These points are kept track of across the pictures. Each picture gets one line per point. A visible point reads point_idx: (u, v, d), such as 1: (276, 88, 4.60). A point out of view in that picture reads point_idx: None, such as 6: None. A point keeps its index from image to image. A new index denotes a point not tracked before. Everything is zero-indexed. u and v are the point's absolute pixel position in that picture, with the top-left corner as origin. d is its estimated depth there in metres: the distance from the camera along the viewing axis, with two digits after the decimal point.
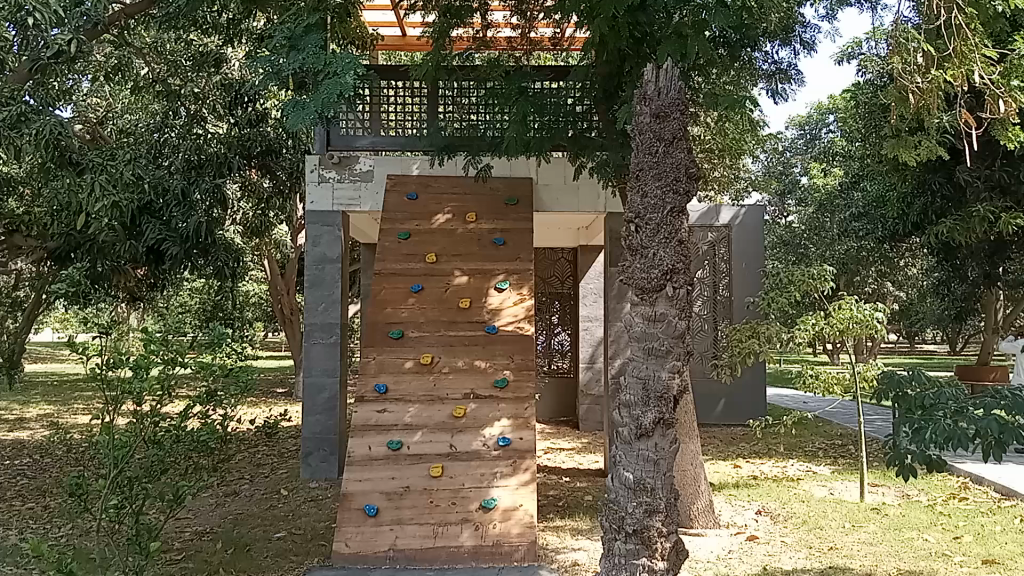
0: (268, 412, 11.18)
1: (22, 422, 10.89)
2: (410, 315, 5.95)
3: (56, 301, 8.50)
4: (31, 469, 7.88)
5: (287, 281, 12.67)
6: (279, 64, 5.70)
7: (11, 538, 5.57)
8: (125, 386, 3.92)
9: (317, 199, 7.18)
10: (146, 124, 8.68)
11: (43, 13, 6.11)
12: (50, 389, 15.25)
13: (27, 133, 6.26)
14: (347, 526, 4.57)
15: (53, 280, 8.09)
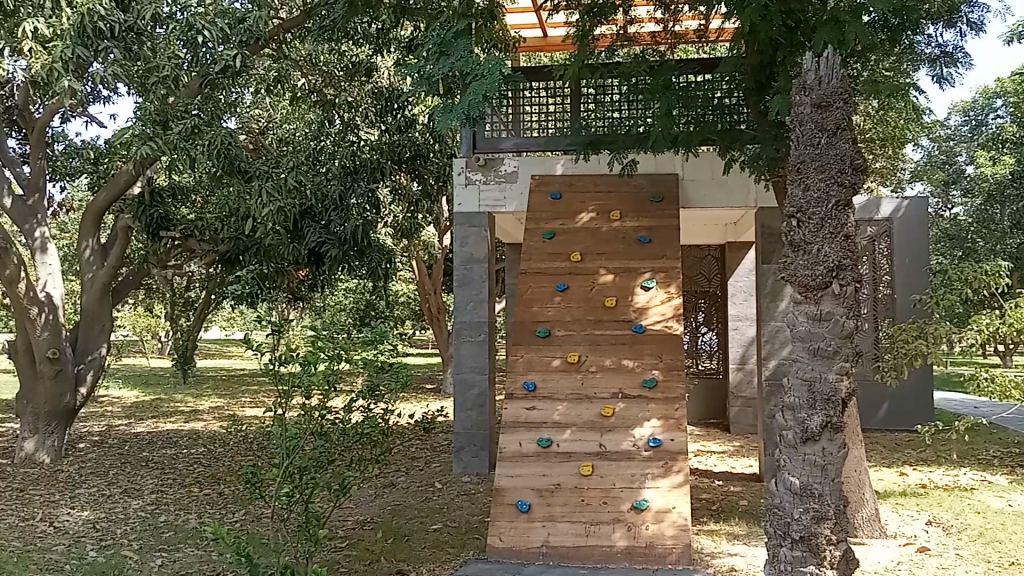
0: (425, 407, 11.55)
1: (196, 414, 11.71)
2: (556, 314, 5.99)
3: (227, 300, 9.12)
4: (206, 458, 8.46)
5: (434, 281, 13.02)
6: (430, 71, 5.85)
7: (192, 521, 6.00)
8: (294, 381, 4.20)
9: (464, 200, 7.33)
10: (304, 134, 9.23)
11: (213, 30, 6.79)
12: (220, 383, 16.35)
13: (200, 144, 6.74)
14: (501, 521, 4.66)
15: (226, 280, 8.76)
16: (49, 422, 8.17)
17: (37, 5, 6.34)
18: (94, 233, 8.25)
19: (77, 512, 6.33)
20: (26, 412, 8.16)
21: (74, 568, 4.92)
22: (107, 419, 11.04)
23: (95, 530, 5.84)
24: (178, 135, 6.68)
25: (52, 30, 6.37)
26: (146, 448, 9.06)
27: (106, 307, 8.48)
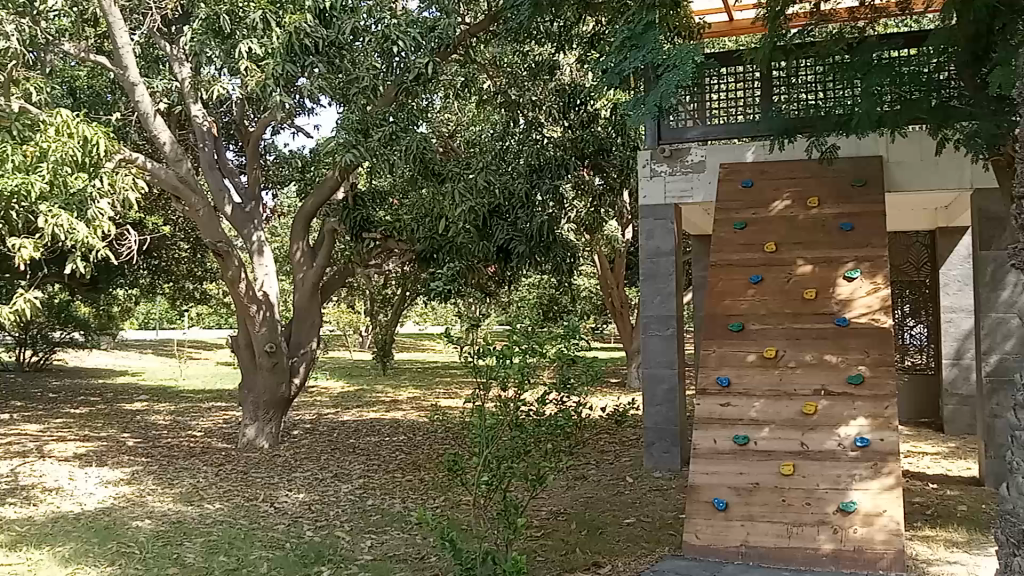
0: (618, 401, 11.58)
1: (394, 404, 12.37)
2: (751, 307, 5.81)
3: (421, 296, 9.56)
4: (407, 446, 8.92)
5: (618, 275, 12.99)
6: (622, 64, 5.78)
7: (397, 505, 6.35)
8: (492, 374, 4.33)
9: (649, 192, 7.26)
10: (490, 134, 9.25)
11: (407, 40, 7.19)
12: (414, 375, 17.17)
13: (398, 149, 7.16)
14: (698, 518, 4.58)
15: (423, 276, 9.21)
16: (268, 410, 8.97)
17: (251, 27, 6.91)
18: (304, 236, 8.90)
19: (294, 494, 6.86)
20: (248, 400, 8.99)
21: (295, 545, 5.35)
22: (317, 408, 11.90)
23: (311, 510, 6.31)
24: (378, 142, 7.13)
25: (264, 49, 6.90)
26: (352, 436, 9.69)
27: (316, 304, 9.11)
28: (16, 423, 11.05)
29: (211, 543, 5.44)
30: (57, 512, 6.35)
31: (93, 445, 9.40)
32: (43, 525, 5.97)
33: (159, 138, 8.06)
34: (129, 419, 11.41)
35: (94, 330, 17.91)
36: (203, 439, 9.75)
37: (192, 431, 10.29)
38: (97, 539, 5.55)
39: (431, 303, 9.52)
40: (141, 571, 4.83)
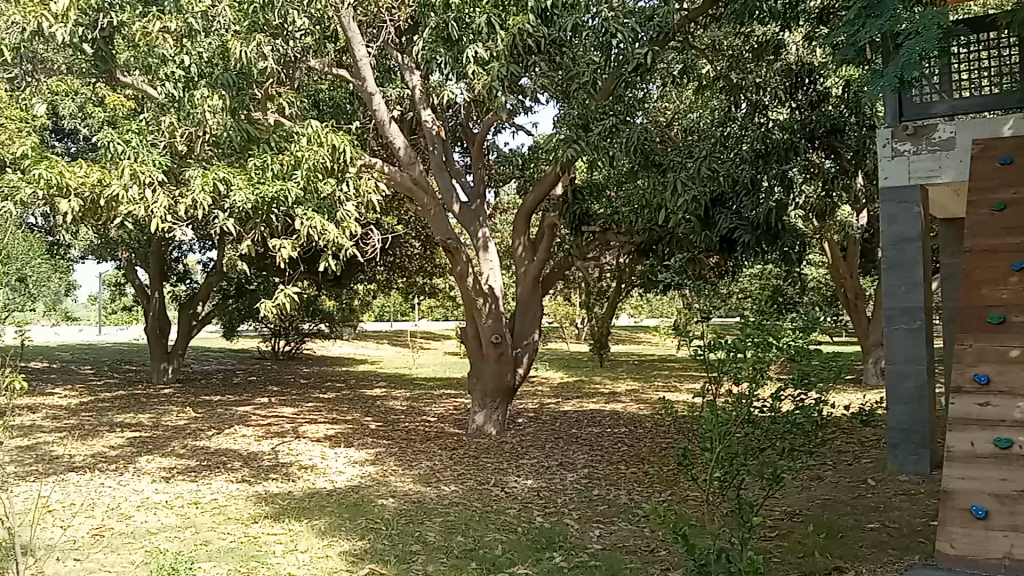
0: (864, 398, 10.84)
1: (615, 396, 12.45)
2: (1013, 297, 5.27)
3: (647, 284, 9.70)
4: (630, 438, 8.96)
5: (851, 265, 12.32)
6: (858, 36, 5.41)
7: (623, 496, 6.42)
8: (721, 368, 4.25)
9: (892, 174, 6.77)
10: (708, 121, 9.14)
11: (625, 32, 7.15)
12: (634, 368, 17.19)
13: (619, 141, 7.15)
14: (953, 526, 4.23)
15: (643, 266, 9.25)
16: (495, 399, 9.37)
17: (477, 32, 7.23)
18: (525, 232, 9.20)
19: (523, 480, 7.11)
20: (476, 389, 9.43)
21: (526, 530, 5.54)
22: (540, 398, 12.23)
23: (540, 497, 6.51)
24: (598, 135, 7.14)
25: (489, 52, 7.12)
26: (574, 426, 9.87)
27: (538, 296, 9.37)
28: (275, 406, 12.28)
29: (449, 523, 5.76)
30: (313, 488, 7.00)
31: (340, 427, 10.25)
32: (302, 499, 6.60)
33: (394, 143, 8.65)
34: (369, 404, 12.32)
35: (337, 322, 19.50)
36: (436, 424, 10.33)
37: (426, 416, 10.94)
38: (348, 514, 6.05)
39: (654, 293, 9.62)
40: (388, 547, 5.20)
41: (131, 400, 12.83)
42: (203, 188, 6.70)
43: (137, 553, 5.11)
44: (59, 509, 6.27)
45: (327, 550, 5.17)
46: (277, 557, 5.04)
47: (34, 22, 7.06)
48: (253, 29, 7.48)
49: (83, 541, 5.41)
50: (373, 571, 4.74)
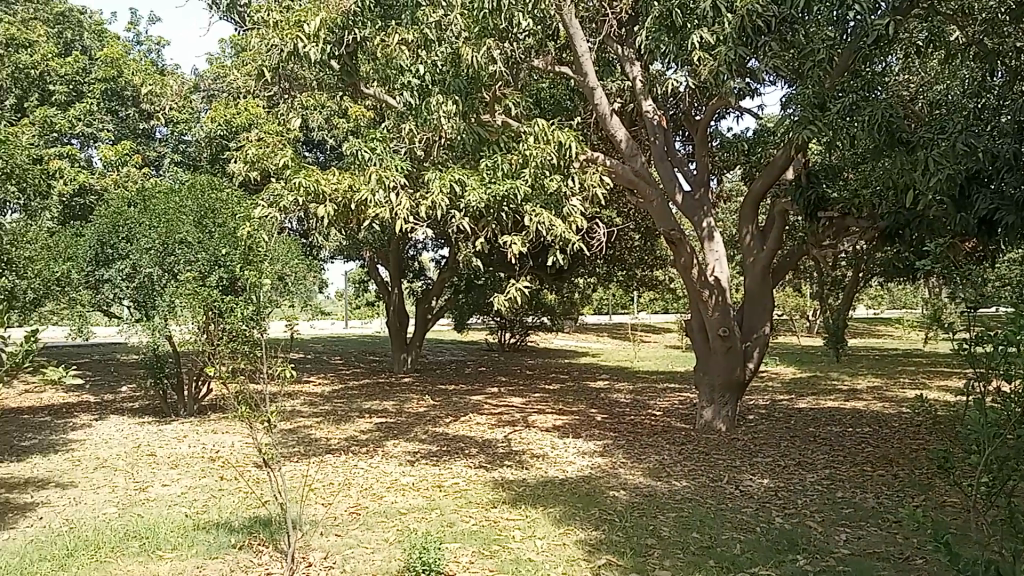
0: None
1: (854, 392, 11.75)
2: None
3: (898, 265, 9.06)
4: (874, 438, 8.42)
5: None
6: None
7: (869, 501, 6.06)
8: (989, 363, 3.85)
9: None
10: (961, 92, 8.33)
11: (864, 2, 6.48)
12: (873, 362, 16.12)
13: (859, 119, 6.66)
14: None
15: (892, 252, 8.53)
16: (724, 394, 9.15)
17: (702, 16, 7.03)
18: (753, 221, 9.00)
19: (758, 478, 6.88)
20: (704, 384, 9.27)
21: (764, 530, 5.36)
22: (771, 393, 11.80)
23: (777, 497, 6.28)
24: (837, 114, 6.71)
25: (715, 36, 6.91)
26: (810, 423, 9.42)
27: (768, 288, 9.04)
28: (505, 396, 12.75)
29: (683, 519, 5.69)
30: (546, 476, 7.19)
31: (567, 419, 10.42)
32: (536, 486, 6.79)
33: (616, 136, 8.61)
34: (594, 396, 12.42)
35: (559, 315, 19.85)
36: (662, 418, 10.24)
37: (652, 410, 10.87)
38: (582, 504, 6.14)
39: (907, 274, 9.00)
40: (622, 538, 5.22)
41: (374, 388, 13.82)
42: (441, 189, 7.08)
43: (389, 532, 5.49)
44: (321, 486, 6.87)
45: (563, 538, 5.28)
46: (516, 542, 5.23)
47: (291, 44, 7.79)
48: (483, 34, 7.77)
49: (343, 517, 5.89)
50: (609, 562, 4.77)
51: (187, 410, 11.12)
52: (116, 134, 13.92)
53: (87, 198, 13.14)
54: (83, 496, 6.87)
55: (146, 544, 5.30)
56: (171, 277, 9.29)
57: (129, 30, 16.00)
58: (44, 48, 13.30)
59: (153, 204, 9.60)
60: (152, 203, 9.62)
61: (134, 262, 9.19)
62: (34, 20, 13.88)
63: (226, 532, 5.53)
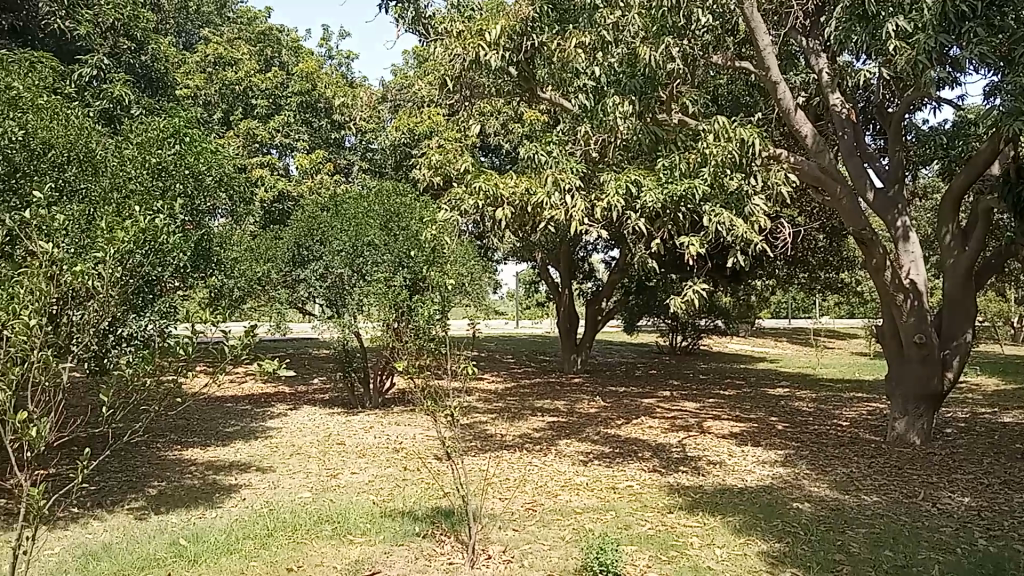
0: None
1: None
2: None
3: None
4: None
5: None
6: None
7: None
8: None
9: None
10: None
11: None
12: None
13: None
14: None
15: None
16: (918, 405, 8.54)
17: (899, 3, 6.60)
18: (953, 220, 8.34)
19: (958, 496, 6.37)
20: (896, 394, 8.69)
21: (968, 553, 4.95)
22: (972, 405, 10.90)
23: (980, 517, 5.79)
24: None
25: (913, 24, 6.46)
26: (1018, 441, 8.62)
27: (970, 294, 8.36)
28: (678, 400, 12.53)
29: (874, 536, 5.37)
30: (724, 484, 7.00)
31: (745, 425, 10.10)
32: (714, 494, 6.63)
33: (801, 131, 8.23)
34: (773, 403, 11.96)
35: (734, 319, 19.27)
36: (849, 429, 9.69)
37: (837, 420, 10.32)
38: (764, 515, 5.93)
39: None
40: (808, 553, 5.00)
41: (546, 387, 13.97)
42: (617, 191, 7.05)
43: (565, 530, 5.54)
44: (498, 482, 7.04)
45: (744, 548, 5.13)
46: (695, 549, 5.13)
47: (473, 52, 8.01)
48: (661, 33, 7.67)
49: (520, 513, 6.00)
50: None
51: (372, 402, 11.72)
52: (311, 143, 14.91)
53: (284, 203, 14.16)
54: (282, 480, 7.40)
55: (338, 528, 5.63)
56: (360, 277, 9.81)
57: (322, 45, 17.09)
58: (249, 66, 14.45)
59: (344, 208, 10.19)
60: (343, 208, 10.20)
61: (327, 264, 9.81)
62: (240, 39, 15.07)
63: (411, 521, 5.77)
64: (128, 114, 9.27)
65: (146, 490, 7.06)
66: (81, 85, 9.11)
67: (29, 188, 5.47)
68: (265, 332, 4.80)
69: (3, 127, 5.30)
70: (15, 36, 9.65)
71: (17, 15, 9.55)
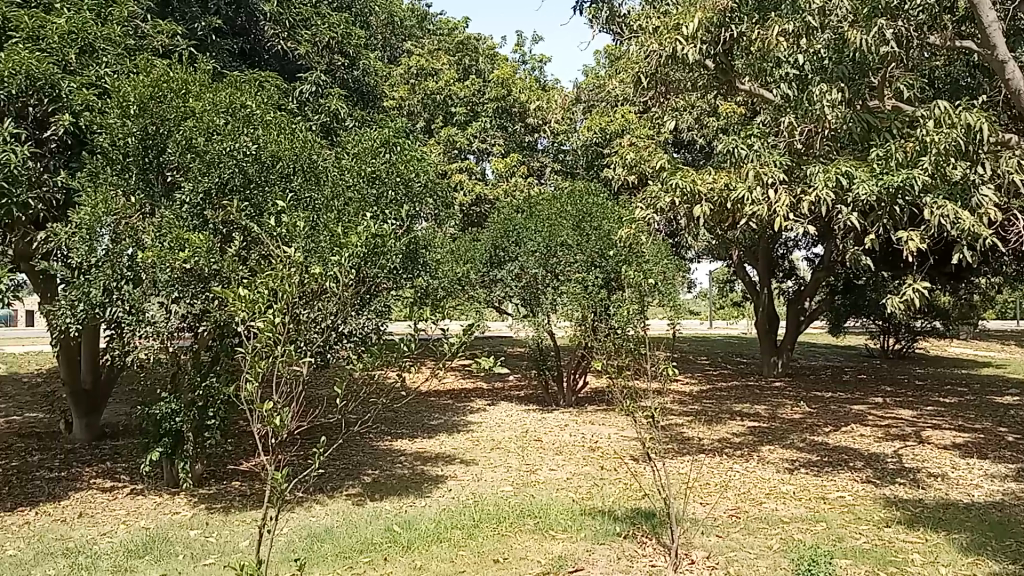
0: None
1: None
2: None
3: None
4: None
5: None
6: None
7: None
8: None
9: None
10: None
11: None
12: None
13: None
14: None
15: None
16: None
17: None
18: None
19: None
20: None
21: None
22: None
23: None
24: None
25: None
26: None
27: None
28: (891, 407, 11.72)
29: None
30: (947, 498, 6.47)
31: (970, 436, 9.27)
32: (936, 509, 6.14)
33: None
34: (1003, 413, 10.90)
35: (954, 320, 17.73)
36: None
37: None
38: (995, 534, 5.42)
39: None
40: None
41: (743, 390, 13.54)
42: (825, 184, 6.71)
43: (772, 539, 5.34)
44: (698, 485, 6.90)
45: (973, 569, 4.71)
46: (916, 566, 4.78)
47: (670, 48, 7.88)
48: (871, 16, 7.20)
49: (724, 519, 5.86)
50: None
51: (566, 401, 11.85)
52: (506, 147, 15.31)
53: (481, 206, 14.66)
54: (484, 473, 7.66)
55: (541, 523, 5.75)
56: (554, 277, 9.95)
57: (516, 51, 17.49)
58: (448, 75, 15.06)
59: (538, 210, 10.37)
60: (537, 209, 10.40)
61: (522, 264, 10.05)
62: (439, 51, 15.76)
63: (612, 520, 5.79)
64: (343, 126, 9.96)
65: (362, 478, 7.54)
66: (303, 101, 9.87)
67: (262, 197, 6.02)
68: (482, 325, 5.13)
69: (237, 141, 5.93)
70: (245, 58, 10.53)
71: (246, 39, 10.38)
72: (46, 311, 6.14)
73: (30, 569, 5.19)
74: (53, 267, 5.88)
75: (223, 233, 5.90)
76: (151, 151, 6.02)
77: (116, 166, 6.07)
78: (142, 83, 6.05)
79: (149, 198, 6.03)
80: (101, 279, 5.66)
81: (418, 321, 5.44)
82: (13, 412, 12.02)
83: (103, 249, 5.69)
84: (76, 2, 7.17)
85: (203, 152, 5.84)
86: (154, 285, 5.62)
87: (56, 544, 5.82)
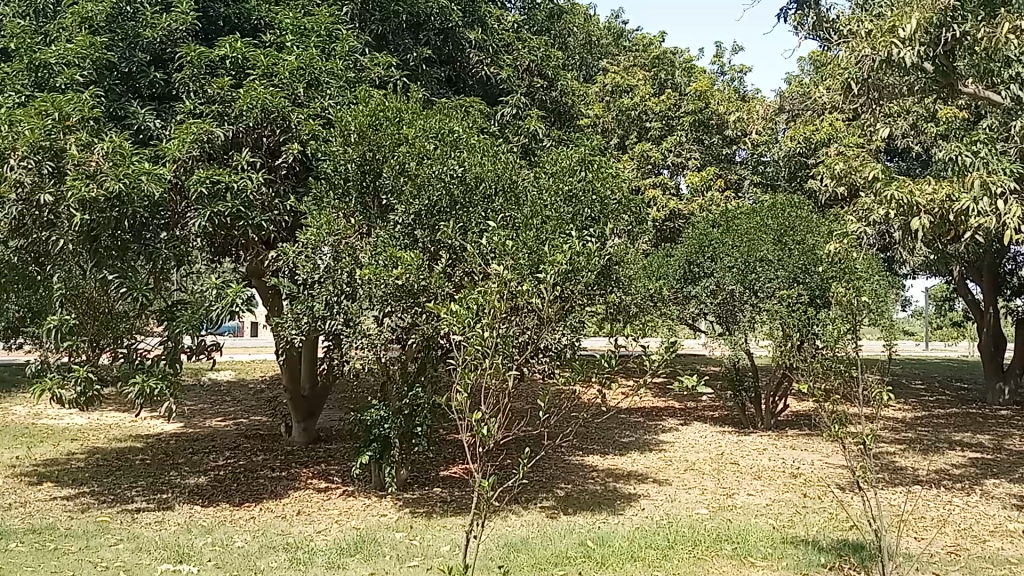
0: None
1: None
2: None
3: None
4: None
5: None
6: None
7: None
8: None
9: None
10: None
11: None
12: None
13: None
14: None
15: None
16: None
17: None
18: None
19: None
20: None
21: None
22: None
23: None
24: None
25: None
26: None
27: None
28: None
29: None
30: None
31: None
32: None
33: None
34: None
35: None
36: None
37: None
38: None
39: None
40: None
41: (964, 419, 12.45)
42: None
43: None
44: (912, 519, 6.42)
45: None
46: None
47: (884, 52, 7.18)
48: None
49: (942, 557, 5.41)
50: None
51: (764, 422, 11.42)
52: (702, 161, 15.01)
53: (676, 221, 14.52)
54: (678, 494, 7.54)
55: (739, 549, 5.59)
56: (753, 294, 9.66)
57: (714, 61, 17.16)
58: (643, 91, 15.05)
59: (736, 225, 10.11)
60: (736, 224, 10.14)
61: (719, 280, 9.86)
62: (635, 67, 15.79)
63: (816, 550, 5.52)
64: (541, 146, 10.21)
65: (557, 491, 7.65)
66: (504, 123, 10.21)
67: (467, 217, 6.32)
68: (684, 342, 5.06)
69: (445, 163, 6.28)
70: (451, 85, 10.74)
71: (453, 67, 10.64)
72: (275, 323, 6.64)
73: (256, 560, 5.71)
74: (283, 283, 6.42)
75: (432, 251, 6.28)
76: (368, 176, 6.51)
77: (337, 190, 6.55)
78: (362, 113, 6.54)
79: (366, 220, 6.46)
80: (324, 293, 6.16)
81: (616, 338, 5.29)
82: (242, 414, 13.24)
83: (323, 265, 6.17)
84: (305, 39, 7.83)
85: (415, 175, 6.25)
86: (370, 300, 6.02)
87: (280, 539, 6.35)
